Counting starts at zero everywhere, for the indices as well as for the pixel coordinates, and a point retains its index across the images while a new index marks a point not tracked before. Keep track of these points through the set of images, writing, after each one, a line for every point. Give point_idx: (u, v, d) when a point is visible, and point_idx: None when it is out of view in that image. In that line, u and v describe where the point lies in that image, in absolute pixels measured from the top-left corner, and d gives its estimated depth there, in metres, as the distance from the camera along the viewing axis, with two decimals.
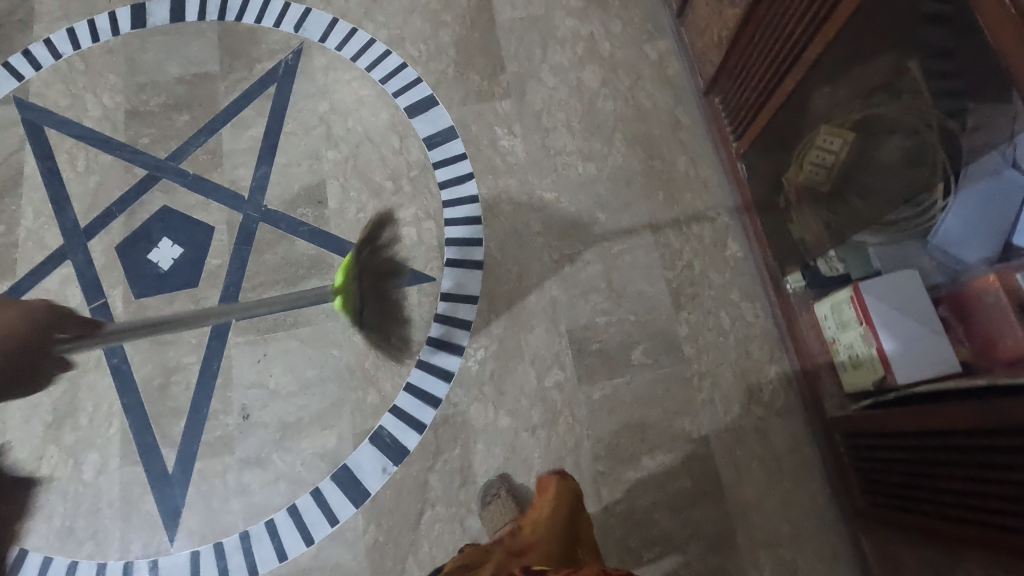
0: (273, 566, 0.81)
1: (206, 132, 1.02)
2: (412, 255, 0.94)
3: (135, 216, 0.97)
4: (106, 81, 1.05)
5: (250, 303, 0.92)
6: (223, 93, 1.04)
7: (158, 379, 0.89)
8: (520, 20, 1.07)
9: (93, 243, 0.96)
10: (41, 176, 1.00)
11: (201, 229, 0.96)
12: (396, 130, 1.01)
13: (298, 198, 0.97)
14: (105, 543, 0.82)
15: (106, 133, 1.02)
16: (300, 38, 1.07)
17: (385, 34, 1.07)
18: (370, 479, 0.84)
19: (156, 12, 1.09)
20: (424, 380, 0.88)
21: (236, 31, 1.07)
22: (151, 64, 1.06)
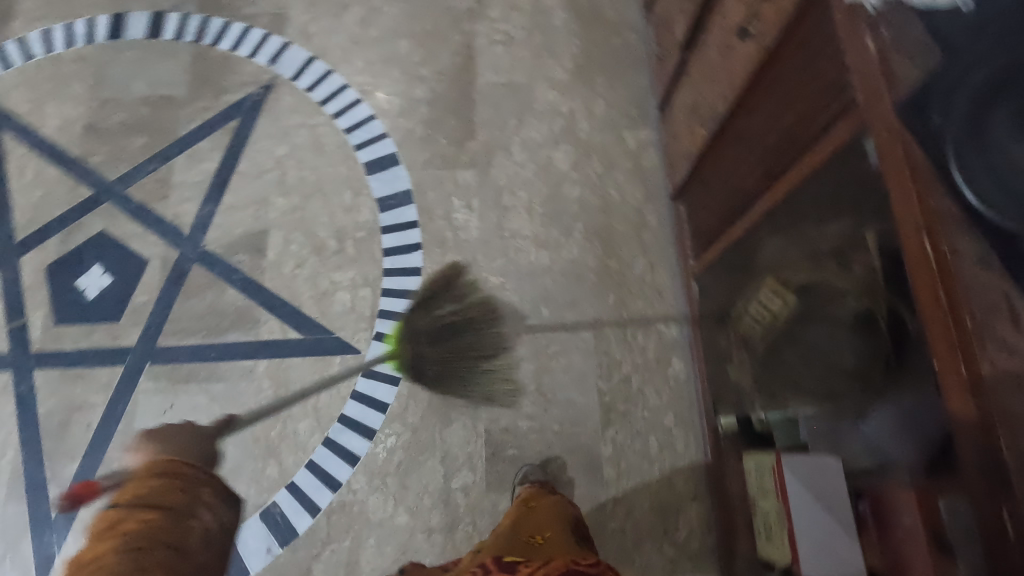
0: None
1: (159, 159, 0.98)
2: (341, 323, 0.90)
3: (71, 238, 0.94)
4: (71, 90, 1.03)
5: (168, 348, 0.89)
6: (184, 121, 1.01)
7: (59, 415, 0.86)
8: (500, 86, 1.02)
9: (25, 260, 0.93)
10: None
11: (134, 262, 0.93)
12: (350, 186, 0.97)
13: (238, 244, 0.94)
14: None
15: (60, 145, 1.00)
16: (272, 73, 1.03)
17: (359, 80, 1.03)
18: (253, 559, 0.80)
19: (133, 25, 1.06)
20: (328, 460, 0.84)
21: (209, 56, 1.04)
22: (119, 79, 1.03)
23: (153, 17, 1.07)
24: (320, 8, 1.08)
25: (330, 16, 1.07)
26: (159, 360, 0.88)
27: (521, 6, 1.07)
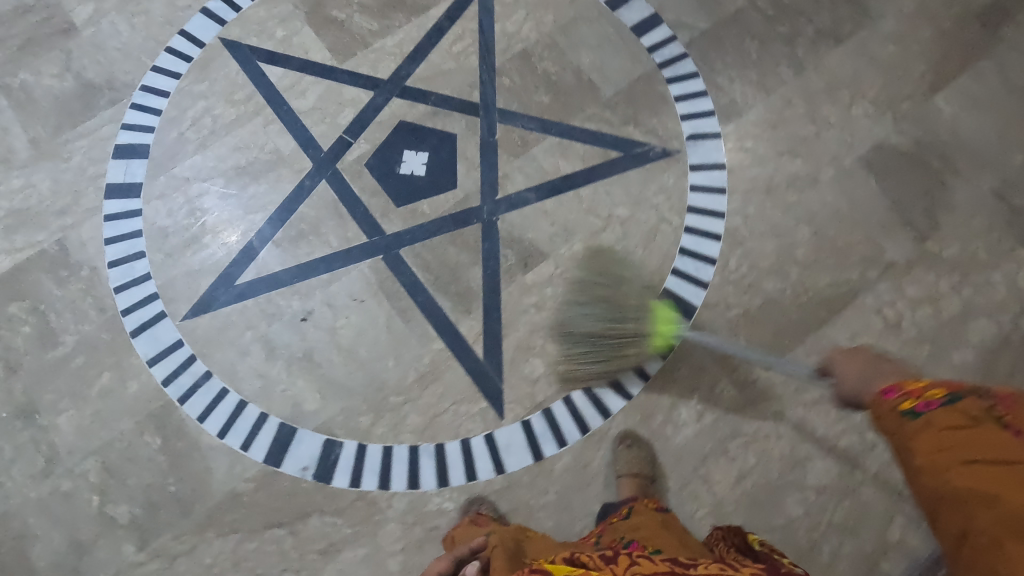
0: (188, 415, 0.86)
1: (540, 124, 0.99)
2: (514, 382, 0.87)
3: (432, 117, 1.00)
4: (543, 14, 1.06)
5: (402, 260, 0.93)
6: (584, 116, 1.00)
7: (303, 225, 0.95)
8: (836, 353, 0.88)
9: (394, 101, 1.01)
10: (431, 24, 1.06)
11: (447, 179, 0.97)
12: (635, 294, 0.91)
13: (517, 242, 0.93)
14: (164, 268, 0.93)
15: (495, 45, 1.04)
16: (681, 146, 0.98)
17: (735, 221, 0.94)
18: (290, 460, 0.84)
19: (631, 9, 1.06)
20: (399, 462, 0.84)
21: (654, 87, 1.01)
22: (580, 38, 1.04)
23: (650, 18, 1.05)
24: (773, 134, 0.98)
25: (773, 147, 0.98)
26: (388, 261, 0.93)
27: (936, 311, 0.89)
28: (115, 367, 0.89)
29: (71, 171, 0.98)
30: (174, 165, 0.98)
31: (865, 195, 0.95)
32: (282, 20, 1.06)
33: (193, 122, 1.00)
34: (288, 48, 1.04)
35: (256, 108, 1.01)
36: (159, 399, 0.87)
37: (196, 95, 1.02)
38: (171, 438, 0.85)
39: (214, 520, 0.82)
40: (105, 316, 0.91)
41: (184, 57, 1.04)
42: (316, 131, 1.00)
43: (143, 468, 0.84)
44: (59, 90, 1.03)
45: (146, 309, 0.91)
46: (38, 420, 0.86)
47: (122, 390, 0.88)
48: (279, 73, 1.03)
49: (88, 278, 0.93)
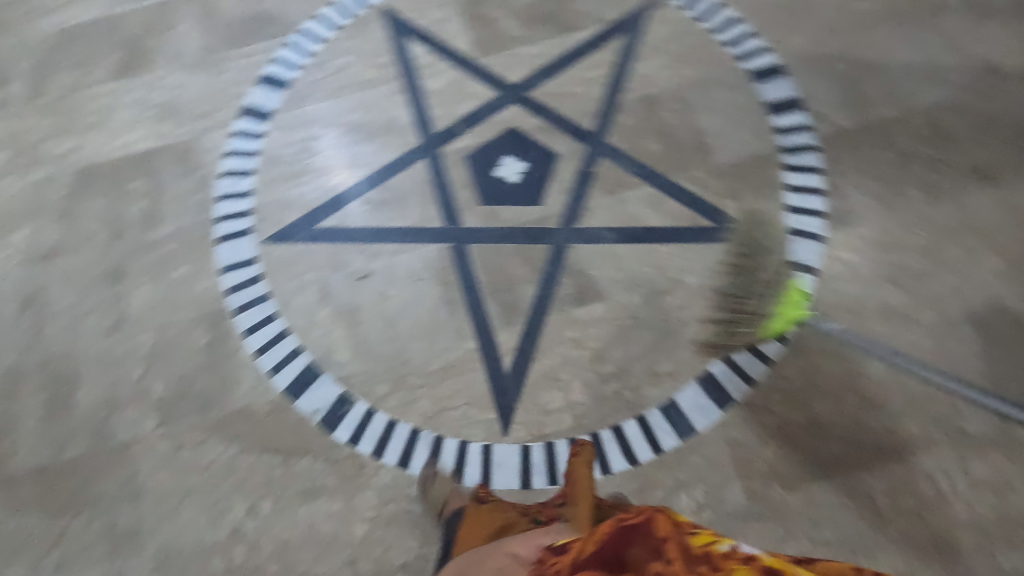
0: (237, 326, 0.94)
1: (641, 171, 0.99)
2: (528, 405, 0.88)
3: (542, 133, 1.03)
4: (682, 66, 1.05)
5: (467, 255, 0.96)
6: (688, 176, 0.98)
7: (392, 193, 1.01)
8: (867, 502, 0.81)
9: (513, 107, 1.05)
10: (572, 46, 1.08)
11: (535, 194, 0.99)
12: (676, 365, 0.88)
13: (579, 275, 0.94)
14: (264, 192, 1.02)
15: (625, 83, 1.05)
16: (776, 236, 0.94)
17: (805, 329, 0.89)
18: (305, 398, 0.90)
19: (774, 87, 1.03)
20: (397, 438, 0.87)
21: (769, 170, 0.98)
22: (711, 100, 1.03)
23: (790, 100, 1.02)
24: (879, 254, 0.92)
25: (874, 267, 0.91)
26: (454, 251, 0.96)
27: (999, 501, 0.79)
28: (196, 263, 0.98)
29: (221, 84, 1.10)
30: (305, 104, 1.07)
31: (961, 350, 0.86)
32: (440, 5, 1.13)
33: (333, 73, 1.09)
34: (436, 32, 1.11)
35: (390, 77, 1.08)
36: (219, 303, 0.96)
37: (344, 50, 1.11)
38: (217, 340, 0.94)
39: (225, 425, 0.89)
40: (202, 216, 1.01)
41: (346, 14, 1.14)
42: (434, 112, 1.06)
43: (186, 357, 0.93)
44: (236, 13, 1.15)
45: (237, 222, 1.01)
46: (120, 285, 0.98)
47: (193, 285, 0.97)
48: (420, 51, 1.10)
49: (201, 180, 1.04)
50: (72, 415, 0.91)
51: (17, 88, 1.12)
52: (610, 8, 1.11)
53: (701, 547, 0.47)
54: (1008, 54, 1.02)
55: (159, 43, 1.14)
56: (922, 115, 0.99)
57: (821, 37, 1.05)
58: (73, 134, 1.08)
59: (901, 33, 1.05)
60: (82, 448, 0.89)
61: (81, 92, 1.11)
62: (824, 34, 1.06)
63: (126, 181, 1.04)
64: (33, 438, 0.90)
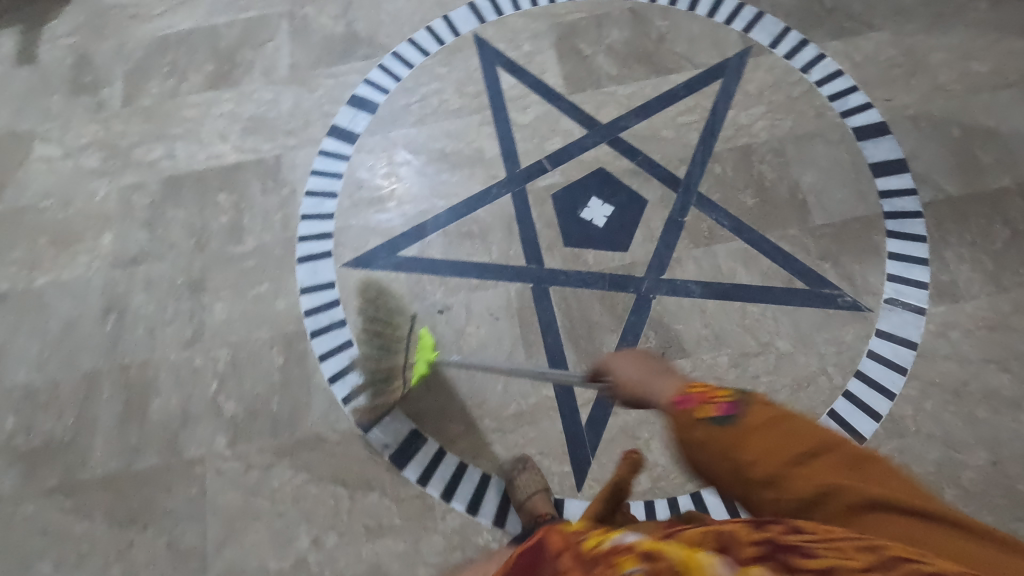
0: (312, 350, 0.94)
1: (734, 224, 0.96)
2: (604, 461, 0.85)
3: (632, 176, 1.00)
4: (782, 117, 1.02)
5: (548, 297, 0.94)
6: (782, 233, 0.95)
7: (475, 226, 0.99)
8: None
9: (603, 147, 1.03)
10: (667, 88, 1.06)
11: (621, 239, 0.97)
12: None
13: (664, 328, 0.91)
14: (347, 215, 1.02)
15: (721, 130, 1.02)
16: (876, 305, 0.90)
17: (903, 408, 0.84)
18: (376, 432, 0.89)
19: (878, 146, 0.99)
20: (467, 481, 0.85)
21: (870, 234, 0.93)
22: (810, 155, 0.99)
23: (895, 162, 0.97)
24: (987, 335, 0.87)
25: (981, 348, 0.86)
26: (536, 292, 0.94)
27: None
28: (275, 281, 0.98)
29: (311, 101, 1.10)
30: (393, 129, 1.07)
31: None
32: (534, 37, 1.12)
33: (422, 99, 1.09)
34: (528, 64, 1.10)
35: (479, 107, 1.07)
36: (296, 325, 0.95)
37: (435, 77, 1.10)
38: (292, 362, 0.93)
39: (295, 450, 0.88)
40: (285, 234, 1.01)
41: (438, 40, 1.13)
42: (522, 146, 1.04)
43: (260, 376, 0.93)
44: (330, 31, 1.16)
45: (318, 244, 1.00)
46: (200, 297, 0.98)
47: (271, 303, 0.97)
48: (511, 82, 1.09)
49: (286, 197, 1.04)
50: (146, 425, 0.91)
51: (114, 90, 1.14)
52: (709, 51, 1.08)
53: (591, 549, 0.38)
54: None
55: (253, 56, 1.15)
56: None
57: (931, 97, 1.01)
58: (165, 141, 1.09)
59: (1018, 98, 0.99)
60: (153, 460, 0.89)
61: (174, 100, 1.13)
62: (935, 94, 1.01)
63: (213, 193, 1.05)
64: (106, 443, 0.90)
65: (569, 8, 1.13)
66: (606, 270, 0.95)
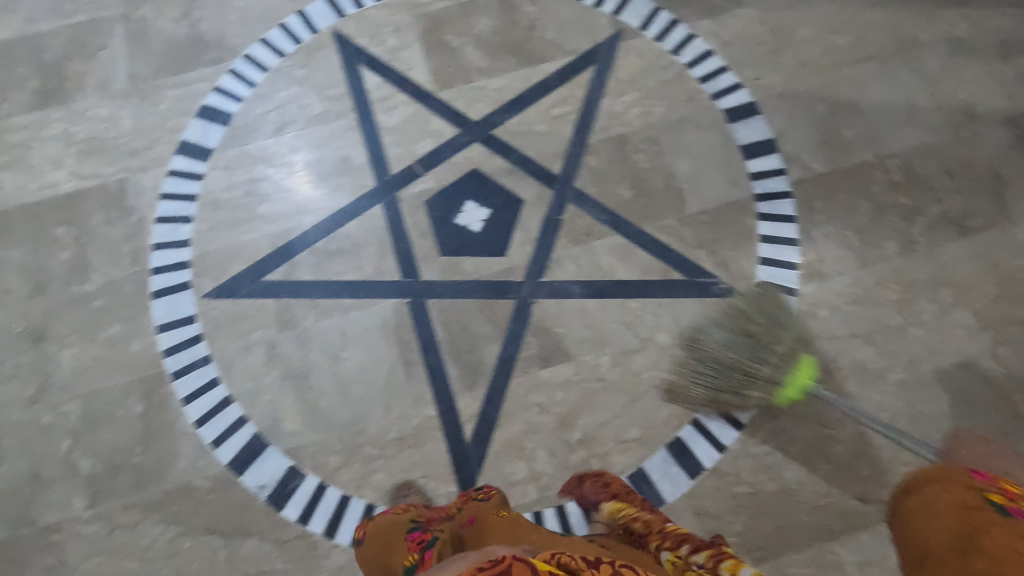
0: (175, 392, 0.87)
1: (610, 219, 0.94)
2: (490, 476, 0.83)
3: (507, 176, 0.96)
4: (655, 103, 1.00)
5: (426, 311, 0.90)
6: (659, 224, 0.94)
7: (345, 242, 0.93)
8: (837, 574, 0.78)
9: (475, 146, 0.98)
10: (539, 78, 1.01)
11: (499, 243, 0.93)
12: (646, 431, 0.85)
13: (545, 333, 0.89)
14: (204, 240, 0.94)
15: (594, 120, 0.99)
16: (750, 290, 0.90)
17: (777, 391, 0.86)
18: (252, 473, 0.84)
19: (749, 127, 0.98)
20: (352, 515, 0.82)
21: (742, 218, 0.94)
22: (683, 141, 0.98)
23: (765, 142, 0.97)
24: (853, 310, 0.89)
25: (848, 324, 0.88)
26: (413, 307, 0.90)
27: None
28: (129, 321, 0.90)
29: (156, 116, 1.00)
30: (250, 140, 0.99)
31: (933, 413, 0.84)
32: (397, 30, 1.04)
33: (280, 106, 1.01)
34: (393, 60, 1.03)
35: (343, 111, 1.00)
36: (156, 367, 0.88)
37: (293, 80, 1.02)
38: (154, 409, 0.86)
39: (163, 503, 0.82)
40: (135, 268, 0.93)
41: (294, 38, 1.04)
42: (390, 151, 0.98)
43: (120, 427, 0.86)
44: (172, 35, 1.05)
45: (174, 275, 0.92)
46: (44, 346, 0.89)
47: (126, 346, 0.89)
48: (376, 82, 1.02)
49: (134, 225, 0.95)
50: None
51: None
52: (580, 37, 1.04)
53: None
54: (988, 95, 0.99)
55: (85, 68, 1.03)
56: (898, 161, 0.96)
57: (798, 74, 1.01)
58: None
59: (879, 71, 1.01)
60: (2, 533, 0.81)
61: None
62: (802, 71, 1.01)
63: (49, 228, 0.95)
64: None
65: None
66: (485, 278, 0.92)
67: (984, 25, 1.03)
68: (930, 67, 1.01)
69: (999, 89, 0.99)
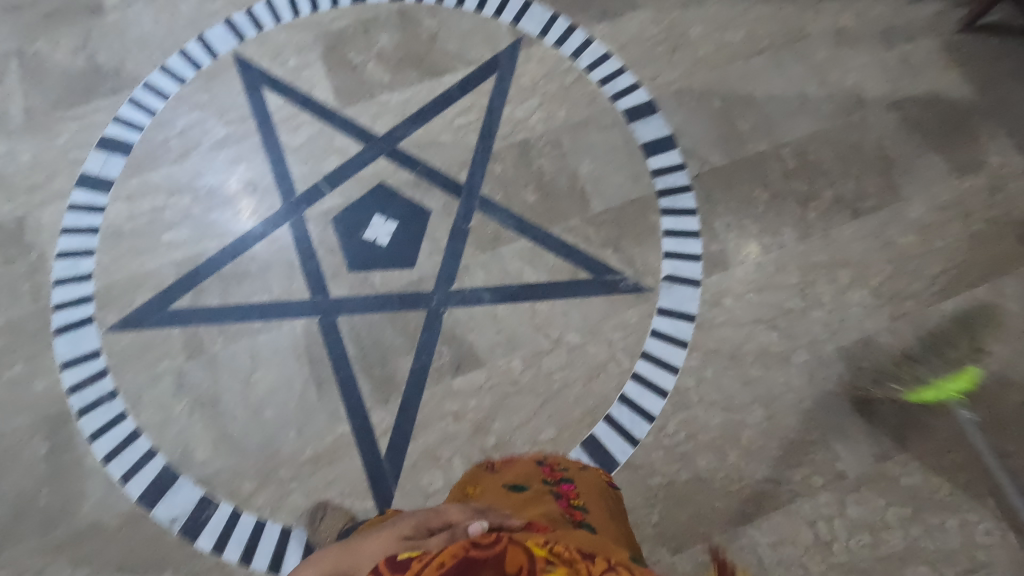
0: (81, 430, 0.85)
1: (517, 223, 0.95)
2: (406, 489, 0.83)
3: (414, 188, 0.97)
4: (557, 107, 1.02)
5: (337, 328, 0.90)
6: (565, 226, 0.95)
7: (252, 265, 0.93)
8: (752, 557, 0.79)
9: (381, 160, 0.99)
10: (441, 90, 1.03)
11: (407, 255, 0.94)
12: (560, 431, 0.85)
13: (457, 341, 0.89)
14: (107, 273, 0.92)
15: (498, 128, 1.00)
16: (656, 284, 0.92)
17: (686, 381, 0.87)
18: (162, 506, 0.82)
19: (649, 125, 1.00)
20: (268, 540, 0.81)
21: (646, 214, 0.95)
22: (586, 142, 0.99)
23: (665, 139, 1.00)
24: (756, 296, 0.91)
25: (752, 310, 0.90)
26: (323, 325, 0.90)
27: (875, 543, 0.79)
28: (31, 361, 0.88)
29: (54, 150, 0.99)
30: (153, 169, 0.98)
31: (836, 391, 0.86)
32: (299, 51, 1.05)
33: (182, 132, 1.00)
34: (295, 80, 1.03)
35: (246, 134, 1.00)
36: (60, 406, 0.86)
37: (194, 106, 1.01)
38: (60, 448, 0.84)
39: (71, 546, 0.80)
40: (36, 305, 0.91)
41: (195, 64, 1.04)
42: (296, 171, 0.98)
43: (24, 470, 0.83)
44: (68, 67, 1.04)
45: (77, 310, 0.90)
46: None
47: (28, 386, 0.87)
48: (279, 103, 1.02)
49: (34, 263, 0.93)
50: None
51: None
52: (480, 47, 1.05)
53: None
54: (873, 81, 1.03)
55: None
56: (791, 149, 0.99)
57: (693, 71, 1.04)
58: None
59: (770, 64, 1.04)
60: None
61: None
62: (696, 68, 1.04)
63: None
64: None
65: (334, 16, 1.07)
66: (395, 290, 0.92)
67: (866, 14, 1.07)
68: (818, 58, 1.05)
69: (883, 75, 1.03)
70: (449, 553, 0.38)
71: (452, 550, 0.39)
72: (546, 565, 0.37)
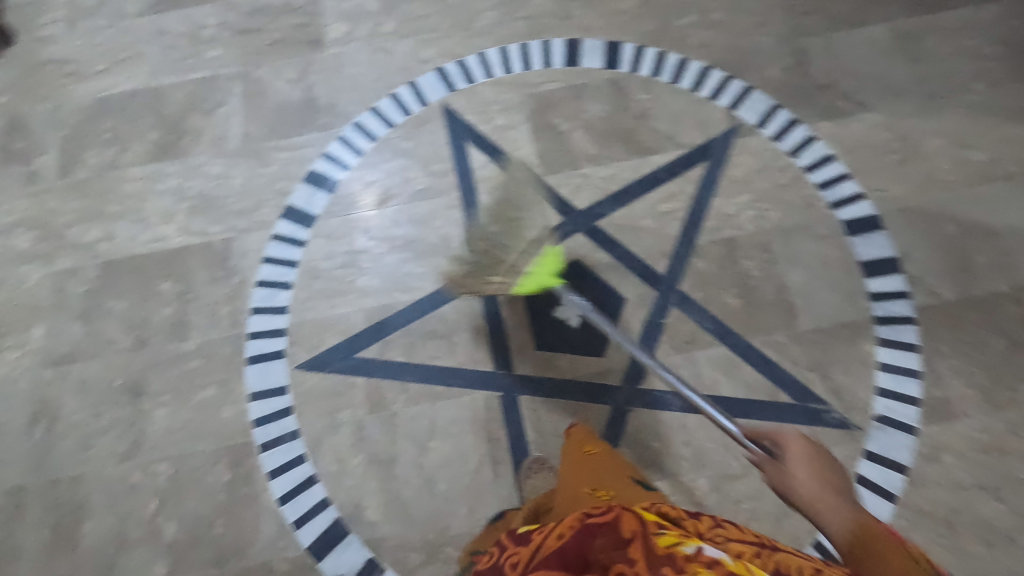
0: (261, 465, 0.86)
1: (716, 328, 0.90)
2: None
3: (609, 271, 0.94)
4: (769, 207, 0.96)
5: (518, 408, 0.87)
6: (768, 339, 0.89)
7: (441, 325, 0.92)
8: None
9: (578, 236, 0.96)
10: (647, 171, 0.99)
11: (596, 342, 0.90)
12: None
13: (641, 447, 0.85)
14: (301, 309, 0.94)
15: (703, 220, 0.95)
16: (865, 423, 0.84)
17: None
18: (330, 561, 0.82)
19: (870, 243, 0.93)
20: None
21: (860, 342, 0.88)
22: (798, 250, 0.93)
23: (888, 261, 0.92)
24: (980, 458, 0.82)
25: (974, 474, 0.81)
26: (504, 402, 0.88)
27: None
28: (222, 385, 0.90)
29: (264, 177, 1.02)
30: (354, 210, 0.99)
31: None
32: (506, 109, 1.04)
33: (385, 177, 1.01)
34: (500, 140, 1.02)
35: (447, 187, 1.00)
36: (244, 436, 0.88)
37: (399, 151, 1.03)
38: (240, 479, 0.86)
39: None
40: (233, 331, 0.93)
41: (404, 109, 1.05)
42: (492, 234, 0.97)
43: (205, 495, 0.85)
44: (286, 96, 1.07)
45: (270, 342, 0.92)
46: (140, 403, 0.90)
47: (217, 410, 0.89)
48: (481, 161, 1.01)
49: (235, 287, 0.96)
50: (77, 550, 0.84)
51: (50, 158, 1.05)
52: (692, 129, 1.01)
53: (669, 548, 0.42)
54: None
55: (202, 124, 1.06)
56: None
57: (926, 189, 0.95)
58: (102, 221, 1.00)
59: (1016, 192, 0.94)
60: None
61: (115, 172, 1.04)
62: (930, 185, 0.95)
63: (153, 282, 0.96)
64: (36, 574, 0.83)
65: (544, 77, 1.06)
66: (580, 378, 0.89)
67: None
68: None
69: None
70: (567, 527, 0.46)
71: (570, 524, 0.46)
72: (656, 530, 0.44)
